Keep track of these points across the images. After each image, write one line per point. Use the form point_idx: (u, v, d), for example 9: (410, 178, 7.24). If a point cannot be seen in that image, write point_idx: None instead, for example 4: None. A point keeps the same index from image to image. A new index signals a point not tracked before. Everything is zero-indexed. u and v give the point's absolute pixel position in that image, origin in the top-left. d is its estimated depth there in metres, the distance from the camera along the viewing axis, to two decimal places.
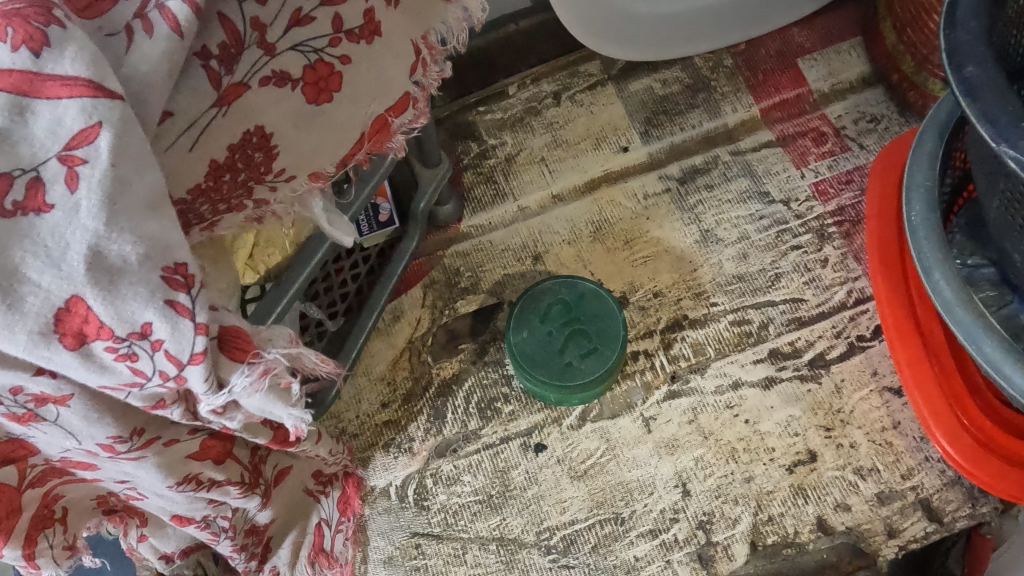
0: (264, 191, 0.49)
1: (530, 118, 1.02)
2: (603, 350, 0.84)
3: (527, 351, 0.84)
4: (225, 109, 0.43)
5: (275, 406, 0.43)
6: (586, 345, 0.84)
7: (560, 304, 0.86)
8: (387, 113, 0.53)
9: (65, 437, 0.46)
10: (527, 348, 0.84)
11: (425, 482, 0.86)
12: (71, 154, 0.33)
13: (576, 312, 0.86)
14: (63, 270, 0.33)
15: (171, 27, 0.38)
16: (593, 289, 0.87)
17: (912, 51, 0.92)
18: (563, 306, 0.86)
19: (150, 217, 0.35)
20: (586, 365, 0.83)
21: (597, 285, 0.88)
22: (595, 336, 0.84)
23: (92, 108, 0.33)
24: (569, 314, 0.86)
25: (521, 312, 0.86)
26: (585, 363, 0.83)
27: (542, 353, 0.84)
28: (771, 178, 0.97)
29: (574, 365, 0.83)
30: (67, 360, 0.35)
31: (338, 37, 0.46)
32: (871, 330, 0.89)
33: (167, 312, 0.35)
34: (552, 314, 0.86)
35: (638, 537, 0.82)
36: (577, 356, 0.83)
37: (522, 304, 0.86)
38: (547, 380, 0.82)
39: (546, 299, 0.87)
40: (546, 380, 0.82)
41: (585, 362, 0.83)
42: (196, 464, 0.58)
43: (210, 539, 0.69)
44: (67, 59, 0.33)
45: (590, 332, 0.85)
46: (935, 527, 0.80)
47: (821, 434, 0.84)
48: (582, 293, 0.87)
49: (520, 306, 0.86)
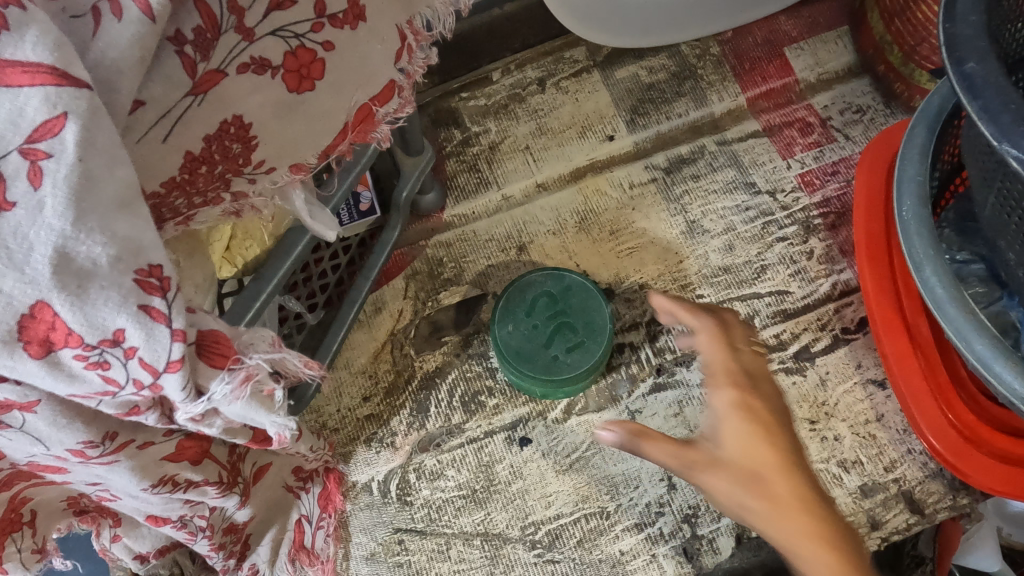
0: (243, 183, 0.47)
1: (514, 105, 0.99)
2: (588, 343, 0.83)
3: (512, 344, 0.82)
4: (201, 97, 0.40)
5: (258, 414, 0.41)
6: (571, 338, 0.83)
7: (546, 295, 0.85)
8: (371, 102, 0.51)
9: (32, 443, 0.43)
10: (512, 342, 0.82)
11: (408, 477, 0.85)
12: (34, 147, 0.31)
13: (562, 305, 0.84)
14: (27, 274, 0.30)
15: (143, 10, 0.35)
16: (579, 281, 0.85)
17: (900, 41, 0.91)
18: (549, 298, 0.85)
19: (121, 215, 0.32)
20: (571, 359, 0.82)
21: (584, 276, 0.86)
22: (580, 329, 0.83)
23: (56, 97, 0.31)
24: (554, 307, 0.84)
25: (506, 305, 0.84)
26: (570, 357, 0.82)
27: (528, 347, 0.82)
28: (758, 169, 0.96)
29: (560, 359, 0.82)
30: (32, 369, 0.33)
31: (321, 22, 0.44)
32: (856, 322, 0.89)
33: (142, 318, 0.33)
34: (537, 307, 0.84)
35: (623, 531, 0.82)
36: (562, 350, 0.82)
37: (507, 297, 0.84)
38: (533, 374, 0.81)
39: (530, 291, 0.85)
40: (532, 374, 0.81)
41: (570, 357, 0.82)
42: (172, 466, 0.56)
43: (187, 539, 0.67)
44: (28, 43, 0.31)
45: (576, 326, 0.83)
46: (916, 518, 0.81)
47: (806, 427, 0.84)
48: (568, 285, 0.85)
49: (505, 299, 0.85)
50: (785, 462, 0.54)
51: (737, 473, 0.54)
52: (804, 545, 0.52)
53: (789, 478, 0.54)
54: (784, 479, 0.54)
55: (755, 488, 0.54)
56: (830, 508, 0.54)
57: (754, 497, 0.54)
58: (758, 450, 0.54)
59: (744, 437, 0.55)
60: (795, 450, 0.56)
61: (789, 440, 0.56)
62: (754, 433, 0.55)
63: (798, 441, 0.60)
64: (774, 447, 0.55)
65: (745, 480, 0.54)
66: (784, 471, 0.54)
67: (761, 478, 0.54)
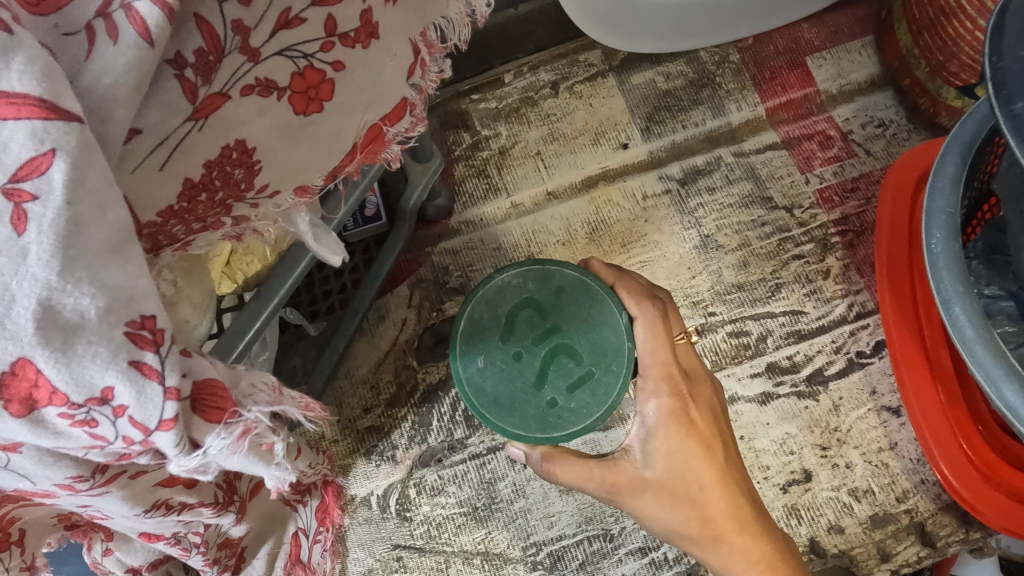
0: (245, 208, 0.44)
1: (526, 109, 0.96)
2: (598, 376, 0.59)
3: (487, 388, 0.59)
4: (202, 123, 0.37)
5: (255, 466, 0.40)
6: (572, 370, 0.59)
7: (528, 306, 0.61)
8: (382, 121, 0.48)
9: (17, 479, 0.40)
10: (487, 384, 0.59)
11: (408, 492, 0.83)
12: (18, 187, 0.28)
13: (553, 320, 0.60)
14: (7, 329, 0.28)
15: (140, 33, 0.32)
16: (575, 280, 0.62)
17: (928, 56, 0.88)
18: (534, 310, 0.61)
19: (111, 262, 0.30)
20: (577, 404, 0.58)
21: (581, 271, 0.62)
22: (585, 356, 0.59)
23: (44, 132, 0.28)
24: (543, 324, 0.60)
25: (470, 328, 0.61)
26: (574, 400, 0.58)
27: (510, 391, 0.59)
28: (775, 183, 0.94)
29: (559, 406, 0.58)
30: (13, 426, 0.31)
31: (331, 41, 0.40)
32: (871, 346, 0.87)
33: (132, 374, 0.31)
34: (519, 327, 0.60)
35: (626, 555, 0.81)
36: (562, 392, 0.59)
37: (471, 313, 0.61)
38: (523, 431, 0.58)
39: (505, 302, 0.61)
40: (521, 431, 0.58)
41: (574, 400, 0.58)
42: (166, 491, 0.53)
43: (181, 555, 0.63)
44: (13, 71, 0.28)
45: (579, 351, 0.59)
46: (927, 551, 0.80)
47: (817, 453, 0.83)
48: (560, 287, 0.61)
49: (468, 318, 0.61)
50: (720, 479, 0.60)
51: (663, 493, 0.60)
52: (736, 555, 0.60)
53: (722, 494, 0.60)
54: (717, 494, 0.60)
55: (687, 508, 0.60)
56: (761, 516, 0.61)
57: (685, 516, 0.60)
58: (695, 471, 0.60)
59: (677, 461, 0.60)
60: (728, 462, 0.62)
61: (718, 436, 0.62)
62: (692, 454, 0.60)
63: (727, 432, 0.63)
64: (711, 462, 0.60)
65: (679, 499, 0.60)
66: (718, 488, 0.60)
67: (694, 496, 0.60)
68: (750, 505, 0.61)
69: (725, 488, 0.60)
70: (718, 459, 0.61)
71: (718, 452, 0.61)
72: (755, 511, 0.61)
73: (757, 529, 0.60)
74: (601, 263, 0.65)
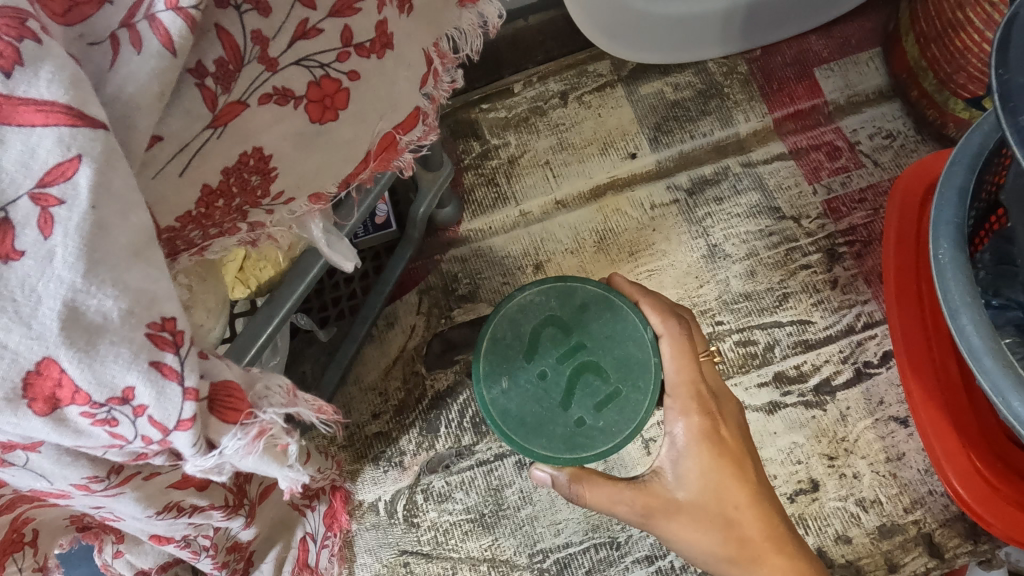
0: (260, 214, 0.45)
1: (535, 119, 0.97)
2: (626, 393, 0.59)
3: (512, 409, 0.59)
4: (221, 130, 0.38)
5: (269, 467, 0.40)
6: (599, 388, 0.59)
7: (551, 324, 0.62)
8: (395, 130, 0.49)
9: (34, 479, 0.40)
10: (512, 405, 0.59)
11: (415, 498, 0.83)
12: (45, 192, 0.29)
13: (577, 337, 0.61)
14: (34, 329, 0.29)
15: (163, 43, 0.33)
16: (598, 297, 0.63)
17: (935, 68, 0.88)
18: (557, 328, 0.61)
19: (132, 266, 0.31)
20: (605, 423, 0.59)
21: (604, 288, 0.63)
22: (612, 373, 0.60)
23: (70, 138, 0.29)
24: (567, 341, 0.61)
25: (493, 347, 0.61)
26: (603, 418, 0.59)
27: (536, 411, 0.59)
28: (783, 193, 0.94)
29: (587, 425, 0.59)
30: (36, 425, 0.31)
31: (347, 52, 0.41)
32: (878, 356, 0.87)
33: (152, 375, 0.32)
34: (542, 345, 0.61)
35: (633, 563, 0.81)
36: (589, 411, 0.59)
37: (494, 331, 0.62)
38: (551, 452, 0.58)
39: (529, 320, 0.62)
40: (549, 452, 0.58)
41: (603, 418, 0.59)
42: (178, 493, 0.53)
43: (190, 558, 0.63)
44: (42, 80, 0.29)
45: (604, 368, 0.60)
46: (935, 563, 0.79)
47: (824, 463, 0.83)
48: (583, 304, 0.62)
49: (491, 337, 0.62)
50: (752, 497, 0.61)
51: (698, 514, 0.60)
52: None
53: (756, 514, 0.60)
54: (752, 513, 0.60)
55: (724, 529, 0.60)
56: (794, 536, 0.61)
57: (724, 539, 0.59)
58: (728, 491, 0.60)
59: (711, 480, 0.60)
60: (758, 479, 0.62)
61: (748, 455, 0.62)
62: (724, 474, 0.60)
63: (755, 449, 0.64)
64: (743, 482, 0.61)
65: (715, 521, 0.60)
66: (752, 507, 0.60)
67: (729, 517, 0.60)
68: (783, 524, 0.61)
69: (758, 507, 0.61)
70: (750, 477, 0.61)
71: (749, 469, 0.61)
72: (788, 530, 0.61)
73: (791, 548, 0.60)
74: (623, 278, 0.65)
